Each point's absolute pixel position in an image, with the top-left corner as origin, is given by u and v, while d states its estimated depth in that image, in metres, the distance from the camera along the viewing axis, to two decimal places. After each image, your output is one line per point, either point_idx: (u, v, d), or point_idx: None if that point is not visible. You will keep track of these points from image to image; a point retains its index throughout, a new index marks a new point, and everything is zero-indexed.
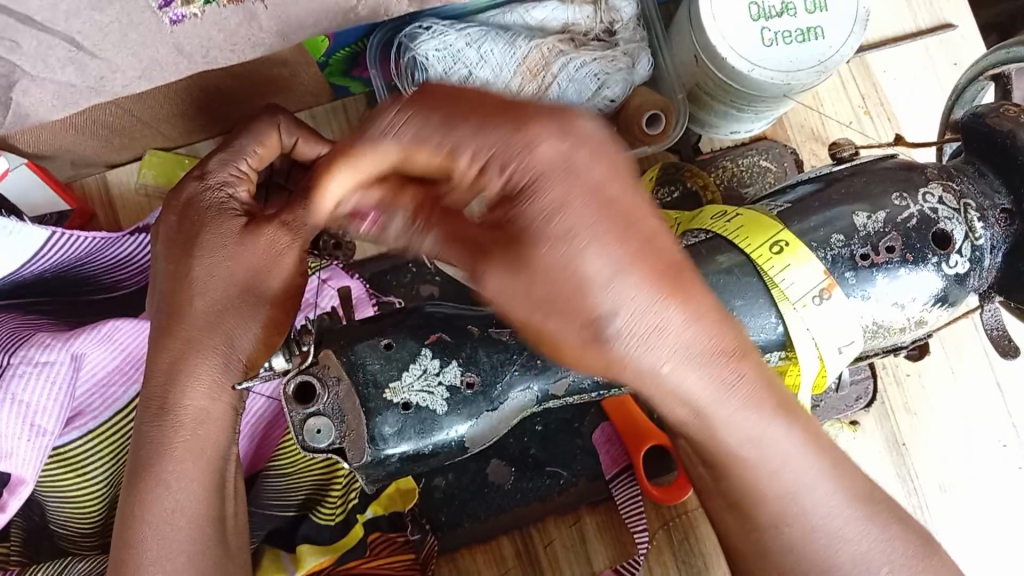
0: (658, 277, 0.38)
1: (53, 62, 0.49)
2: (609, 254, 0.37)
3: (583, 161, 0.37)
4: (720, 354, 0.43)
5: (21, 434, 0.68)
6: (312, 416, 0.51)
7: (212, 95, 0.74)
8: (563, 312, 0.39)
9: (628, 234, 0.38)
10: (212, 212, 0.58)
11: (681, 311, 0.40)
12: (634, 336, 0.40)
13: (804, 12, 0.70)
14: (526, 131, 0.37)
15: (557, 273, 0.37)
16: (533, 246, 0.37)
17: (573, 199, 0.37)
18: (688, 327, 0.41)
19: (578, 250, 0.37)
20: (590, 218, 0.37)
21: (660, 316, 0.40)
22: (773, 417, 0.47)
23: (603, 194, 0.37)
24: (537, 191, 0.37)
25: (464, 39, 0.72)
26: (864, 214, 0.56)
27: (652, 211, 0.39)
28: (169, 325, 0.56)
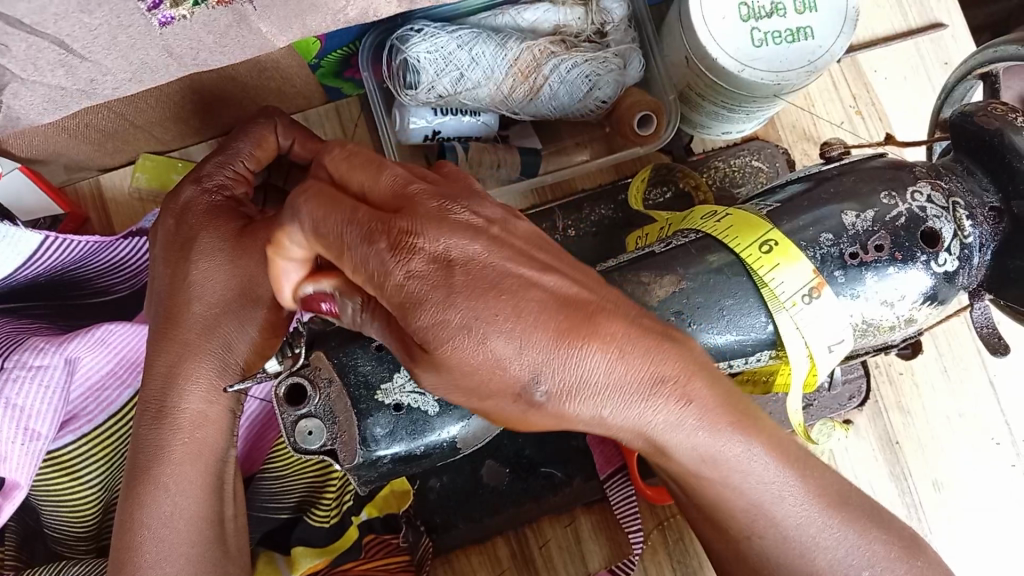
0: (561, 335, 0.37)
1: (43, 65, 0.49)
2: (513, 336, 0.37)
3: (461, 253, 0.36)
4: (658, 383, 0.42)
5: (15, 438, 0.68)
6: (303, 418, 0.51)
7: (204, 98, 0.74)
8: (489, 392, 0.39)
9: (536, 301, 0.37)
10: (208, 216, 0.59)
11: (600, 362, 0.39)
12: (562, 391, 0.39)
13: (794, 12, 0.70)
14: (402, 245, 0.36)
15: (457, 352, 0.37)
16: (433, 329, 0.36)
17: (463, 281, 0.36)
18: (613, 366, 0.39)
19: (486, 323, 0.36)
20: (487, 291, 0.36)
21: (580, 364, 0.38)
22: (728, 436, 0.45)
23: (486, 280, 0.36)
24: (419, 302, 0.36)
25: (455, 41, 0.72)
26: (853, 212, 0.56)
27: (545, 270, 0.38)
28: (165, 328, 0.57)
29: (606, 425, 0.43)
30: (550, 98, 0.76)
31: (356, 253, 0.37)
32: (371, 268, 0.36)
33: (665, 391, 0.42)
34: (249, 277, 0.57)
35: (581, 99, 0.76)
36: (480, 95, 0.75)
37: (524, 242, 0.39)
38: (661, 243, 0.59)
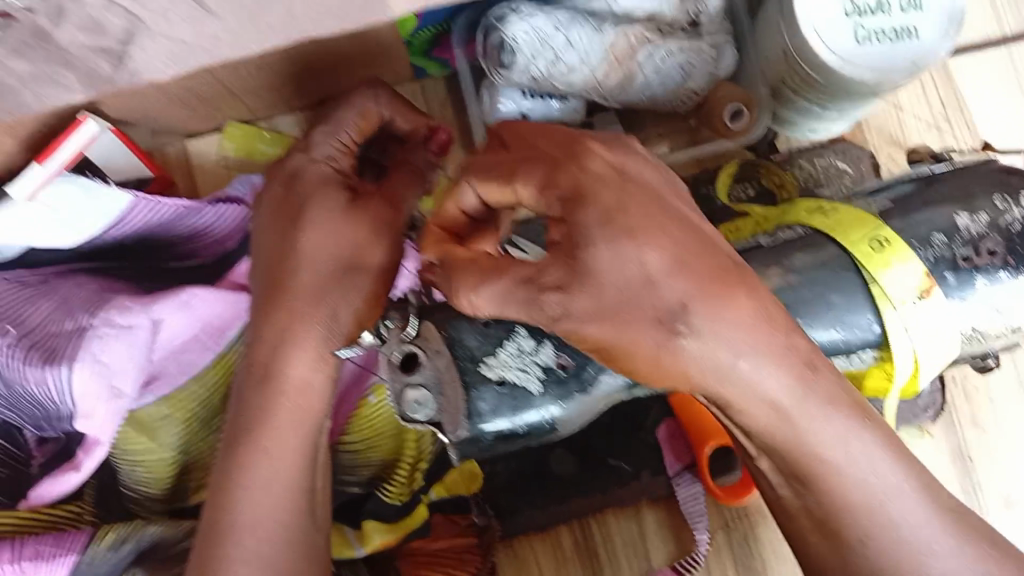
0: (722, 279, 0.44)
1: (173, 18, 0.47)
2: (678, 248, 0.43)
3: (632, 173, 0.45)
4: (790, 357, 0.46)
5: (100, 395, 0.71)
6: (411, 387, 0.51)
7: (300, 70, 0.74)
8: (632, 316, 0.43)
9: (684, 232, 0.44)
10: (317, 187, 0.58)
11: (746, 318, 0.44)
12: (710, 330, 0.43)
13: (900, 9, 0.69)
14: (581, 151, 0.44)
15: (619, 261, 0.42)
16: (597, 232, 0.43)
17: (634, 190, 0.44)
18: (754, 329, 0.44)
19: (645, 242, 0.43)
20: (656, 216, 0.44)
21: (727, 312, 0.43)
22: (846, 419, 0.48)
23: (654, 197, 0.44)
24: (592, 197, 0.43)
25: (552, 23, 0.71)
26: (965, 215, 0.56)
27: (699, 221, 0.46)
28: (273, 295, 0.57)
29: (741, 391, 0.46)
30: (643, 87, 0.76)
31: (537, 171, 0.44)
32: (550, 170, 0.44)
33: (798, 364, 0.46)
34: (355, 249, 0.57)
35: (673, 88, 0.76)
36: (574, 80, 0.74)
37: (683, 198, 0.47)
38: (766, 238, 0.59)
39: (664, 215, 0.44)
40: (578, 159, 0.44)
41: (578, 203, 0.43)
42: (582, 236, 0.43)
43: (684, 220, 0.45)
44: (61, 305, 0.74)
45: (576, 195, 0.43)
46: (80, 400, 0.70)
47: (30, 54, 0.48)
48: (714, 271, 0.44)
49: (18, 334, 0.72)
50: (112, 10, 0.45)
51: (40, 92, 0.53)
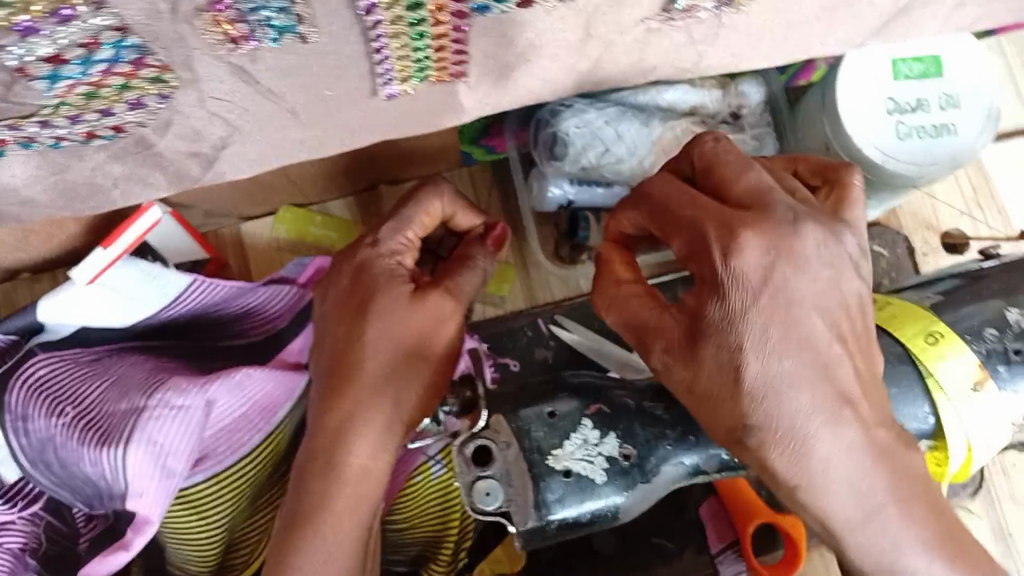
0: (824, 409, 0.48)
1: (266, 127, 0.51)
2: (791, 368, 0.47)
3: (780, 279, 0.47)
4: (869, 488, 0.49)
5: (153, 474, 0.71)
6: (482, 478, 0.52)
7: (358, 159, 0.77)
8: (717, 407, 0.49)
9: (805, 352, 0.47)
10: (383, 280, 0.60)
11: (832, 446, 0.48)
12: (780, 449, 0.48)
13: (938, 109, 0.72)
14: (734, 247, 0.46)
15: (721, 358, 0.47)
16: (711, 329, 0.47)
17: (767, 302, 0.47)
18: (843, 454, 0.48)
19: (759, 349, 0.47)
20: (779, 332, 0.47)
21: (806, 441, 0.48)
22: (912, 546, 0.50)
23: (788, 312, 0.47)
24: (724, 298, 0.47)
25: (603, 118, 0.75)
26: (1015, 310, 0.58)
27: (833, 340, 0.48)
28: (339, 385, 0.60)
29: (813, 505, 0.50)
30: None
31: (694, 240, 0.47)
32: (699, 250, 0.47)
33: (870, 495, 0.49)
34: (418, 337, 0.60)
35: None
36: (622, 169, 0.77)
37: (838, 294, 0.49)
38: None
39: (786, 332, 0.47)
40: (733, 252, 0.46)
41: (709, 302, 0.47)
42: (703, 320, 0.48)
43: (809, 338, 0.47)
44: (116, 384, 0.75)
45: (711, 288, 0.47)
46: (134, 480, 0.71)
47: (128, 159, 0.51)
48: (817, 393, 0.48)
49: (73, 415, 0.73)
50: (212, 121, 0.48)
51: (127, 191, 0.56)
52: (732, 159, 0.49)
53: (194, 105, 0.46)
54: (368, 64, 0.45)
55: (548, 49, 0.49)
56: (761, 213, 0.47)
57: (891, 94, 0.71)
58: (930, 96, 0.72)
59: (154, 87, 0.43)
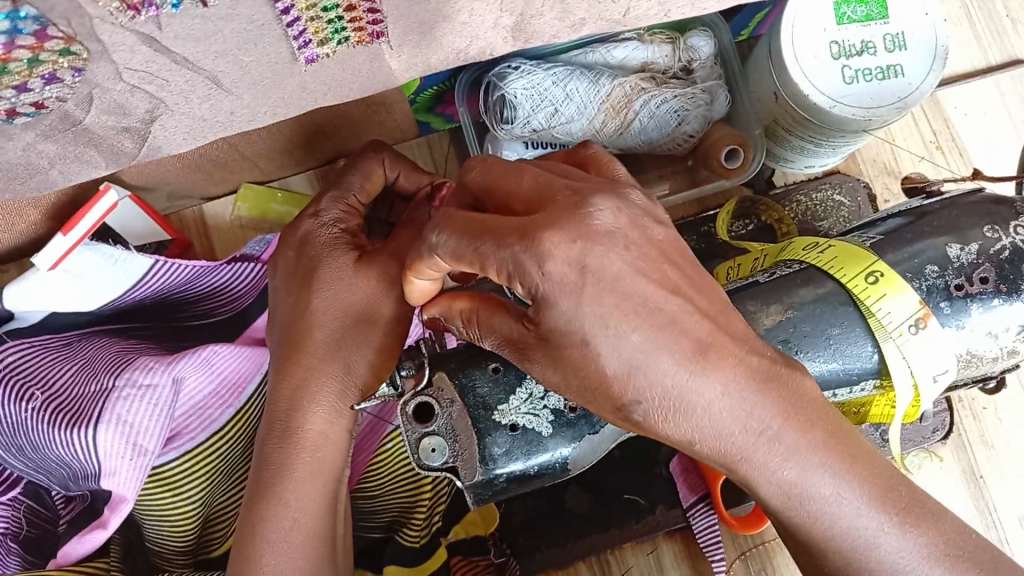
0: (681, 355, 0.42)
1: (193, 99, 0.51)
2: (634, 339, 0.41)
3: (596, 261, 0.40)
4: (759, 419, 0.44)
5: (124, 453, 0.72)
6: (427, 436, 0.53)
7: (310, 131, 0.77)
8: (595, 394, 0.44)
9: (648, 320, 0.41)
10: (327, 248, 0.62)
11: (707, 391, 0.42)
12: (662, 410, 0.43)
13: (884, 51, 0.72)
14: (538, 245, 0.40)
15: (581, 357, 0.42)
16: (563, 334, 0.42)
17: (594, 288, 0.40)
18: (717, 399, 0.43)
19: (606, 334, 0.41)
20: (616, 304, 0.41)
21: (681, 390, 0.42)
22: (821, 475, 0.46)
23: (618, 287, 0.41)
24: (552, 302, 0.41)
25: (551, 78, 0.75)
26: (956, 245, 0.58)
27: (671, 292, 0.42)
28: (291, 353, 0.60)
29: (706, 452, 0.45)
30: (639, 132, 0.78)
31: (502, 266, 0.41)
32: (509, 266, 0.41)
33: (759, 427, 0.44)
34: (365, 304, 0.61)
35: (669, 134, 0.78)
36: (573, 129, 0.77)
37: (660, 251, 0.42)
38: (765, 272, 0.61)
39: (623, 304, 0.41)
40: (534, 260, 0.40)
41: (541, 310, 0.41)
42: (551, 329, 0.42)
43: (646, 298, 0.41)
44: (84, 367, 0.75)
45: (541, 302, 0.41)
46: (106, 460, 0.72)
47: (58, 137, 0.52)
48: (675, 343, 0.41)
49: (43, 398, 0.73)
50: (135, 93, 0.49)
51: (66, 171, 0.56)
52: (504, 173, 0.44)
53: (112, 77, 0.46)
54: (279, 26, 0.46)
55: (464, 4, 0.49)
56: (549, 208, 0.41)
57: (835, 39, 0.72)
58: (875, 38, 0.72)
59: (65, 61, 0.43)
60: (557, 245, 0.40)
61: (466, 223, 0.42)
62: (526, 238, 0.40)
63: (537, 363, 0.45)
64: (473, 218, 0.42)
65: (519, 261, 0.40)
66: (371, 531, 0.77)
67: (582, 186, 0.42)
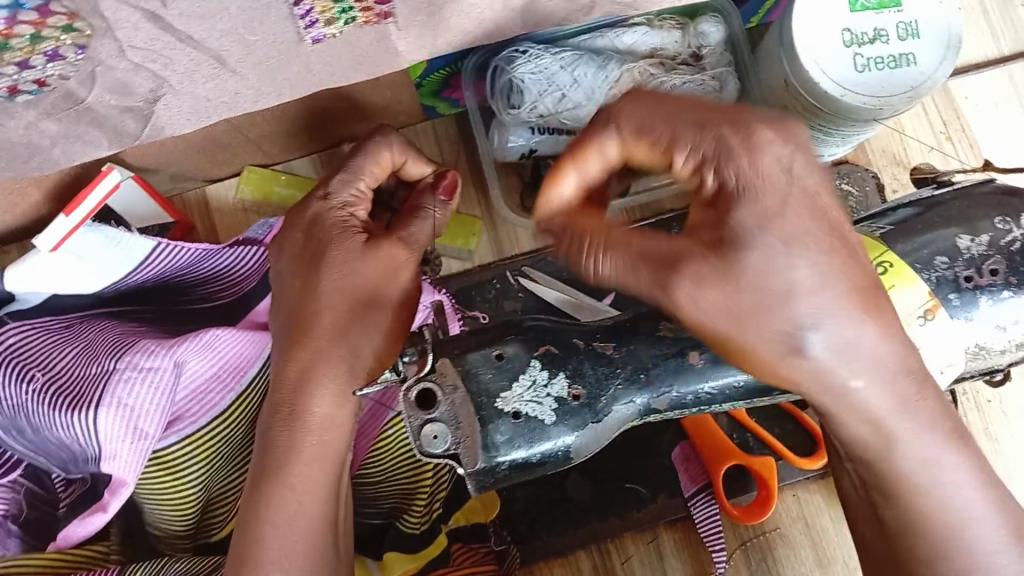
0: (856, 301, 0.46)
1: (197, 78, 0.51)
2: (812, 260, 0.45)
3: (800, 168, 0.46)
4: (904, 377, 0.49)
5: (125, 436, 0.71)
6: (429, 422, 0.52)
7: (316, 113, 0.77)
8: (747, 325, 0.46)
9: (820, 247, 0.45)
10: (336, 230, 0.61)
11: (868, 334, 0.47)
12: (835, 343, 0.46)
13: (896, 39, 0.71)
14: (752, 137, 0.45)
15: (761, 268, 0.44)
16: (747, 234, 0.44)
17: (801, 200, 0.45)
18: (880, 339, 0.47)
19: (795, 245, 0.45)
20: (810, 218, 0.45)
21: (848, 334, 0.46)
22: (933, 439, 0.52)
23: (817, 204, 0.46)
24: (754, 196, 0.45)
25: (559, 63, 0.74)
26: (967, 237, 0.57)
27: (835, 236, 0.46)
28: (296, 336, 0.60)
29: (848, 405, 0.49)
30: None
31: (716, 158, 0.46)
32: (723, 147, 0.46)
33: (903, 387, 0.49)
34: (371, 289, 0.60)
35: None
36: (580, 115, 0.75)
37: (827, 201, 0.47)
38: None
39: (808, 228, 0.45)
40: (750, 150, 0.45)
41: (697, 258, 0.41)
42: (734, 223, 0.45)
43: (832, 225, 0.46)
44: (85, 348, 0.75)
45: (739, 193, 0.45)
46: (106, 444, 0.71)
47: (61, 115, 0.51)
48: (849, 278, 0.46)
49: (43, 380, 0.73)
50: (139, 72, 0.48)
51: (69, 150, 0.55)
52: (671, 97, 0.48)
53: (115, 55, 0.46)
54: (285, 5, 0.45)
55: None
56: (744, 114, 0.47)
57: (847, 25, 0.71)
58: (887, 26, 0.71)
59: (67, 37, 0.43)
60: (772, 140, 0.46)
61: (670, 120, 0.47)
62: (737, 127, 0.46)
63: (683, 281, 0.45)
64: (683, 116, 0.47)
65: (734, 149, 0.45)
66: (372, 517, 0.77)
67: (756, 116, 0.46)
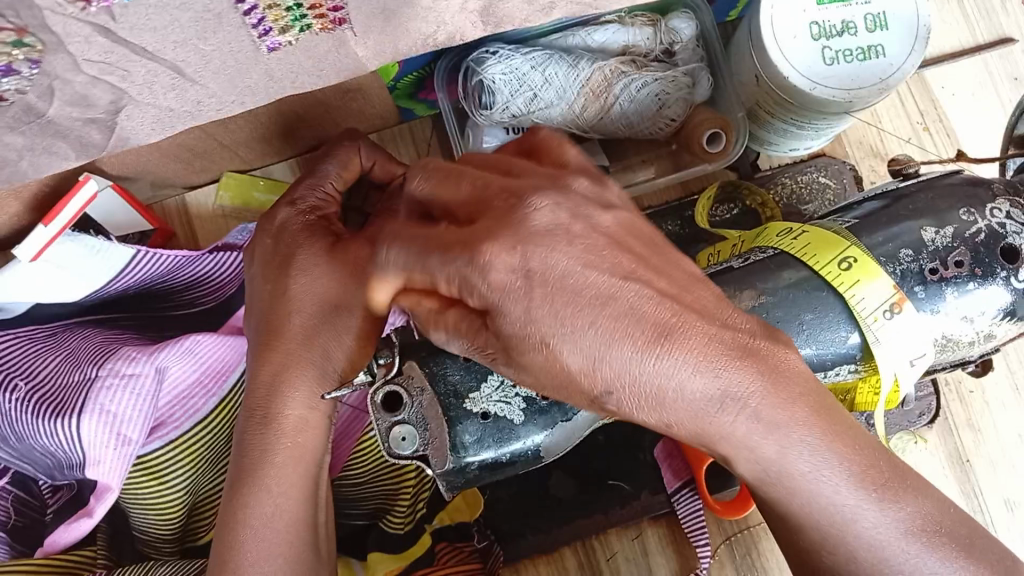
0: (644, 341, 0.39)
1: (157, 88, 0.51)
2: (594, 341, 0.39)
3: (541, 263, 0.39)
4: (732, 398, 0.41)
5: (108, 442, 0.72)
6: (397, 424, 0.53)
7: (290, 119, 0.77)
8: (570, 393, 0.41)
9: (608, 304, 0.39)
10: (301, 235, 0.61)
11: (681, 364, 0.40)
12: (634, 398, 0.40)
13: (865, 31, 0.71)
14: (478, 258, 0.39)
15: (543, 359, 0.40)
16: (517, 339, 0.40)
17: (542, 292, 0.39)
18: (693, 371, 0.40)
19: (564, 335, 0.39)
20: (569, 303, 0.39)
21: (667, 361, 0.40)
22: (825, 468, 0.45)
23: (567, 289, 0.39)
24: (503, 311, 0.39)
25: (529, 62, 0.74)
26: (931, 228, 0.57)
27: (623, 278, 0.39)
28: (269, 339, 0.60)
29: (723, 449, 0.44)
30: (620, 116, 0.77)
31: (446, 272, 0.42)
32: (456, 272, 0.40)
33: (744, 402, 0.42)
34: (341, 290, 0.59)
35: (651, 117, 0.78)
36: (552, 114, 0.76)
37: (610, 241, 0.40)
38: (738, 259, 0.61)
39: (588, 311, 0.39)
40: (478, 271, 0.39)
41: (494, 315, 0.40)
42: (503, 333, 0.40)
43: (602, 291, 0.39)
44: (69, 357, 0.76)
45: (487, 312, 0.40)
46: (90, 450, 0.72)
47: (24, 129, 0.51)
48: (636, 331, 0.39)
49: (26, 389, 0.74)
50: (98, 84, 0.49)
51: (36, 163, 0.56)
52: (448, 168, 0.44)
53: (71, 69, 0.46)
54: (237, 14, 0.46)
55: None
56: (491, 216, 0.40)
57: (815, 19, 0.71)
58: (855, 18, 0.71)
59: (20, 53, 0.43)
60: (496, 255, 0.38)
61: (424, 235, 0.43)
62: (465, 249, 0.39)
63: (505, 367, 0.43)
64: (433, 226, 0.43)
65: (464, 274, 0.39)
66: (356, 518, 0.77)
67: (528, 185, 0.41)
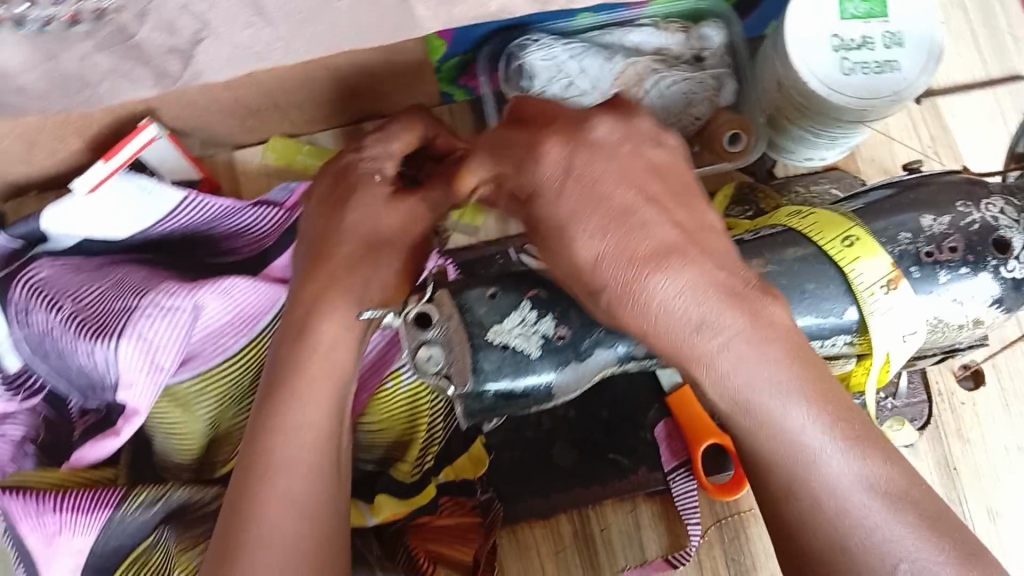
0: (638, 259, 0.48)
1: (236, 24, 0.56)
2: (593, 246, 0.49)
3: (579, 166, 0.49)
4: (711, 324, 0.49)
5: (142, 368, 0.77)
6: (424, 344, 0.57)
7: (341, 86, 0.83)
8: (577, 279, 0.51)
9: (612, 220, 0.48)
10: (361, 180, 0.65)
11: (669, 286, 0.48)
12: (622, 301, 0.49)
13: (882, 47, 0.76)
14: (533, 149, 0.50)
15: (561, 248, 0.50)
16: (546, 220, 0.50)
17: (574, 185, 0.49)
18: (681, 292, 0.48)
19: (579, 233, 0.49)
20: (591, 214, 0.48)
21: (655, 282, 0.48)
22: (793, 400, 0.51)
23: (595, 199, 0.48)
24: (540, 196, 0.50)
25: (568, 52, 0.81)
26: (930, 217, 0.61)
27: (645, 202, 0.49)
28: (312, 265, 0.64)
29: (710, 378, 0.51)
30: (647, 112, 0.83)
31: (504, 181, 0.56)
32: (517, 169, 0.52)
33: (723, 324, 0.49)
34: (386, 234, 0.64)
35: (677, 113, 0.83)
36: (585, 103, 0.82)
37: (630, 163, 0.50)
38: (750, 234, 0.65)
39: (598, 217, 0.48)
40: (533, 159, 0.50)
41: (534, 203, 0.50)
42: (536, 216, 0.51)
43: (620, 206, 0.48)
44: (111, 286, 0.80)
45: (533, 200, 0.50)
46: (124, 372, 0.77)
47: (112, 49, 0.57)
48: (633, 249, 0.48)
49: (71, 309, 0.78)
50: (185, 12, 0.54)
51: (115, 86, 0.61)
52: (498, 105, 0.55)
53: None
54: None
55: None
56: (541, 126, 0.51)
57: (836, 32, 0.76)
58: (874, 34, 0.76)
59: None
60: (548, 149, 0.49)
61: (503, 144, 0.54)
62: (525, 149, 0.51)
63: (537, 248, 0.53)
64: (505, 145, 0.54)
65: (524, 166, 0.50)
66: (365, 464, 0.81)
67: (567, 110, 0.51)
